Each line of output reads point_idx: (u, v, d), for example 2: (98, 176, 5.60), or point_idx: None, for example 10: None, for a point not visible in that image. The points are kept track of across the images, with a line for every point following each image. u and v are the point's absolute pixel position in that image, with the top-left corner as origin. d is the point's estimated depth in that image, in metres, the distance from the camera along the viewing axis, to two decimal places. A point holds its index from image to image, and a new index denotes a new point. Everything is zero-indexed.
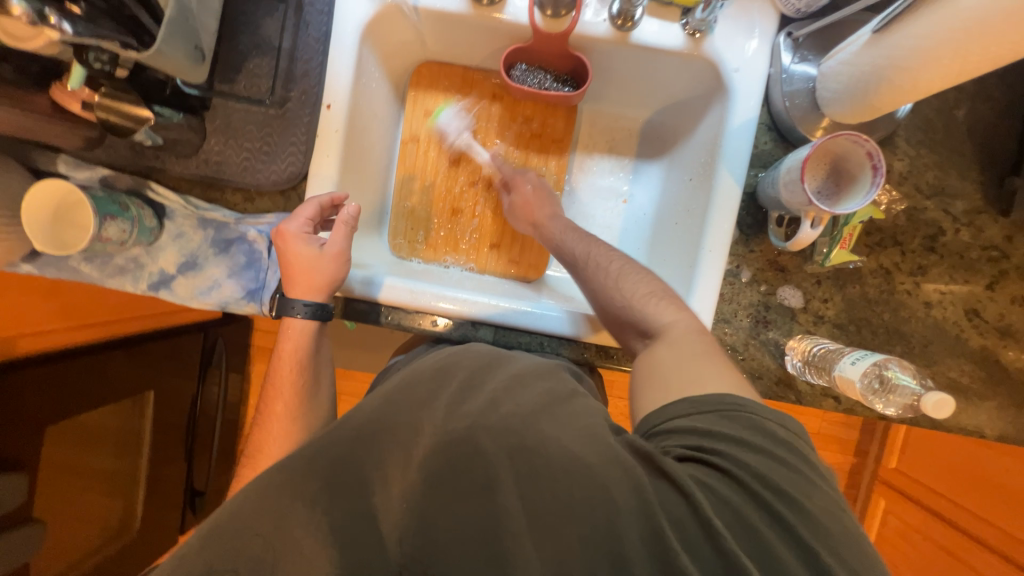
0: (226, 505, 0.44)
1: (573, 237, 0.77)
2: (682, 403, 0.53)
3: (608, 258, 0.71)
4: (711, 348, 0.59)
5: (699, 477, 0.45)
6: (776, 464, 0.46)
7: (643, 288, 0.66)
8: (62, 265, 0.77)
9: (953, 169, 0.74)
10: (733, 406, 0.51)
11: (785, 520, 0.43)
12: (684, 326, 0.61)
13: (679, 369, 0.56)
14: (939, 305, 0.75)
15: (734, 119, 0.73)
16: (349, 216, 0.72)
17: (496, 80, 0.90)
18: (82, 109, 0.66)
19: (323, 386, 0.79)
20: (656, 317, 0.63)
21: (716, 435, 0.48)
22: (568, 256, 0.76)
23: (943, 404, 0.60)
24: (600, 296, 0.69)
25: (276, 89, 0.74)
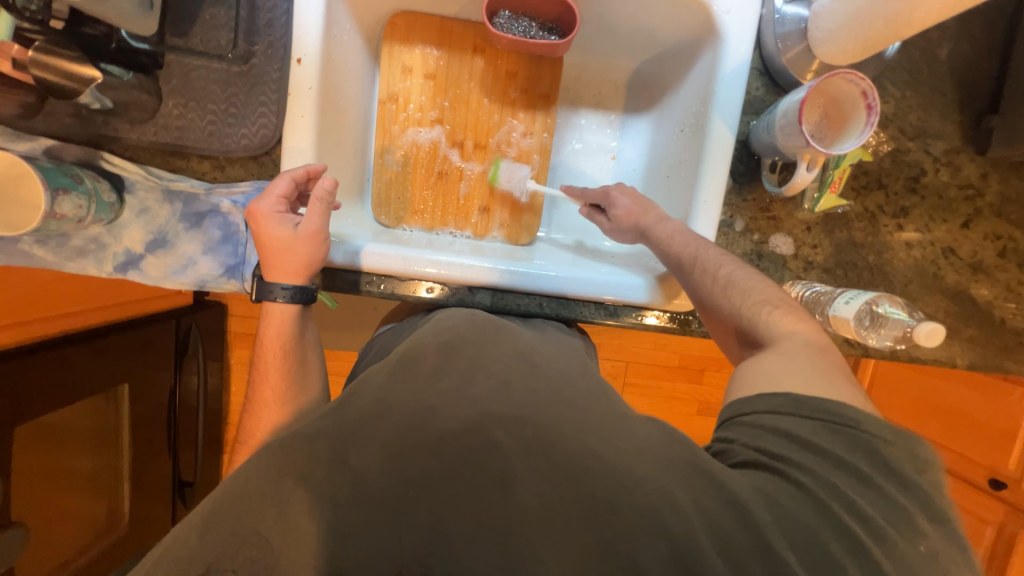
0: (223, 487, 0.41)
1: (679, 237, 0.69)
2: (777, 399, 0.50)
3: (717, 261, 0.64)
4: (838, 365, 0.53)
5: (762, 487, 0.43)
6: (862, 487, 0.42)
7: (756, 295, 0.61)
8: (10, 250, 0.69)
9: (934, 110, 0.75)
10: (837, 421, 0.46)
11: (864, 546, 0.39)
12: (803, 340, 0.56)
13: (792, 373, 0.51)
14: (919, 246, 0.77)
15: (727, 64, 0.71)
16: (324, 191, 0.65)
17: (476, 30, 0.85)
18: (14, 69, 0.58)
19: (313, 371, 0.71)
20: (772, 326, 0.58)
21: (806, 447, 0.45)
22: (670, 258, 0.68)
23: (934, 332, 0.62)
24: (708, 303, 0.64)
25: (238, 43, 0.67)
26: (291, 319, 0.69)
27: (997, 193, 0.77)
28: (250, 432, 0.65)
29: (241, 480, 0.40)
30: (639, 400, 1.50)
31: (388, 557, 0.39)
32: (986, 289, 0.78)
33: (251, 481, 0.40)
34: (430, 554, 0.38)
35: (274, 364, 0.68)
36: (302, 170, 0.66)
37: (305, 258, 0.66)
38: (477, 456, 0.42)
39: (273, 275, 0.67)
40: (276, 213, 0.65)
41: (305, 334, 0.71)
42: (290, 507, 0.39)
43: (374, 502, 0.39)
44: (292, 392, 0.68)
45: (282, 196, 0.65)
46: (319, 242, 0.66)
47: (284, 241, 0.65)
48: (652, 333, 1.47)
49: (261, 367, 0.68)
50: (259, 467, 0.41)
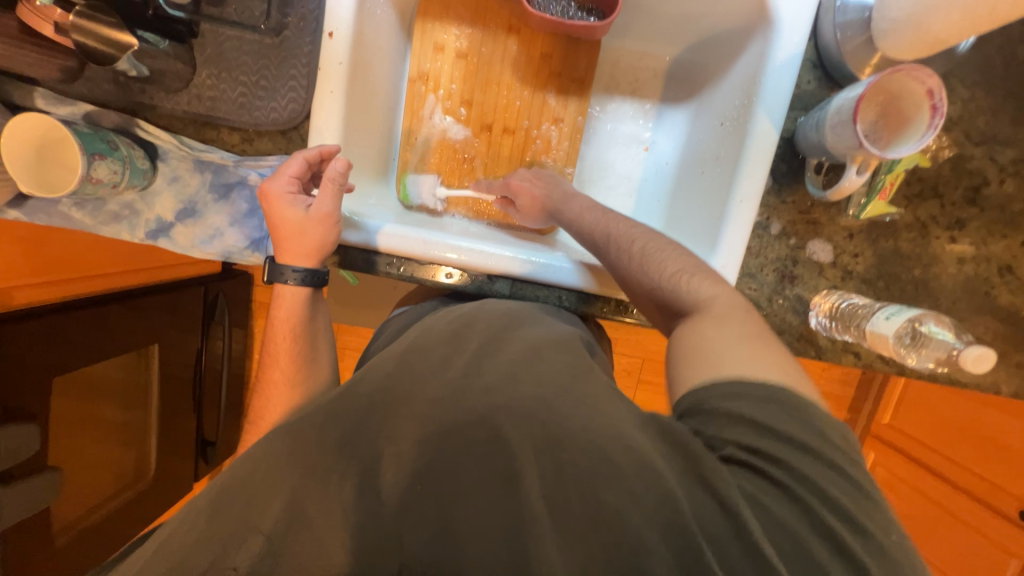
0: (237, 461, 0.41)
1: (591, 214, 0.69)
2: (729, 383, 0.46)
3: (631, 235, 0.63)
4: (756, 327, 0.51)
5: (748, 489, 0.41)
6: (837, 478, 0.41)
7: (673, 265, 0.58)
8: (51, 211, 0.72)
9: (1006, 114, 0.69)
10: (791, 399, 0.44)
11: (846, 546, 0.38)
12: (726, 303, 0.54)
13: (721, 351, 0.48)
14: (973, 261, 0.72)
15: (778, 55, 0.67)
16: (337, 171, 0.64)
17: (513, 9, 0.82)
18: (55, 33, 0.58)
19: (323, 352, 0.73)
20: (696, 294, 0.55)
21: (774, 435, 0.42)
22: (586, 237, 0.67)
23: (983, 358, 0.58)
24: (630, 280, 0.61)
25: (271, 14, 0.66)
26: (302, 303, 0.70)
27: None
28: (263, 413, 0.67)
29: (252, 461, 0.41)
30: (653, 399, 1.48)
31: (391, 555, 0.39)
32: None
33: (261, 462, 0.41)
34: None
35: (285, 347, 0.69)
36: (315, 150, 0.66)
37: (317, 242, 0.66)
38: (484, 447, 0.41)
39: (284, 258, 0.67)
40: (287, 194, 0.65)
41: (316, 318, 0.72)
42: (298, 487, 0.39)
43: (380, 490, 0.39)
44: (303, 374, 0.69)
45: (294, 176, 0.65)
46: (330, 226, 0.66)
47: (294, 223, 0.65)
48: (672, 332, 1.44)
49: (272, 349, 0.69)
50: (270, 448, 0.41)
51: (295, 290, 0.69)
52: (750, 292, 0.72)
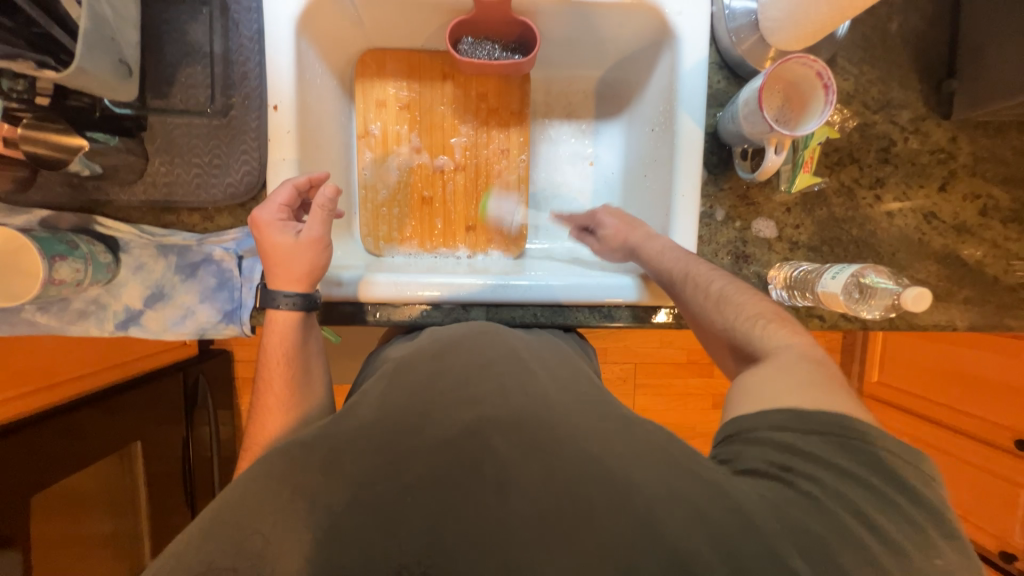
0: (216, 508, 0.40)
1: (668, 253, 0.70)
2: (782, 417, 0.47)
3: (710, 277, 0.66)
4: (832, 374, 0.53)
5: (769, 495, 0.41)
6: (865, 494, 0.41)
7: (750, 308, 0.62)
8: (14, 320, 0.71)
9: (894, 81, 0.77)
10: (841, 436, 0.45)
11: (874, 555, 0.38)
12: (800, 351, 0.56)
13: (803, 391, 0.49)
14: (900, 214, 0.78)
15: (686, 62, 0.74)
16: (325, 198, 0.66)
17: (444, 58, 0.89)
18: (5, 147, 0.59)
19: (316, 380, 0.71)
20: (765, 341, 0.58)
21: (815, 461, 0.43)
22: (662, 274, 0.69)
23: (921, 296, 0.62)
24: (700, 318, 0.65)
25: (216, 97, 0.70)
26: (292, 328, 0.68)
27: (969, 153, 0.78)
28: (254, 439, 0.65)
29: (241, 486, 0.42)
30: (653, 400, 1.50)
31: (388, 557, 0.37)
32: (974, 249, 0.79)
33: (251, 486, 0.41)
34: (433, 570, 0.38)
35: (278, 372, 0.68)
36: (307, 176, 0.69)
37: (310, 264, 0.67)
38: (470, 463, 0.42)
39: (271, 281, 0.67)
40: (280, 220, 0.66)
41: (307, 341, 0.71)
42: (283, 535, 0.38)
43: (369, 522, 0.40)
44: (296, 399, 0.68)
45: (284, 199, 0.67)
46: (321, 245, 0.67)
47: (287, 248, 0.66)
48: (657, 331, 1.47)
49: (264, 370, 0.68)
50: (258, 469, 0.42)
51: (283, 315, 0.68)
52: None
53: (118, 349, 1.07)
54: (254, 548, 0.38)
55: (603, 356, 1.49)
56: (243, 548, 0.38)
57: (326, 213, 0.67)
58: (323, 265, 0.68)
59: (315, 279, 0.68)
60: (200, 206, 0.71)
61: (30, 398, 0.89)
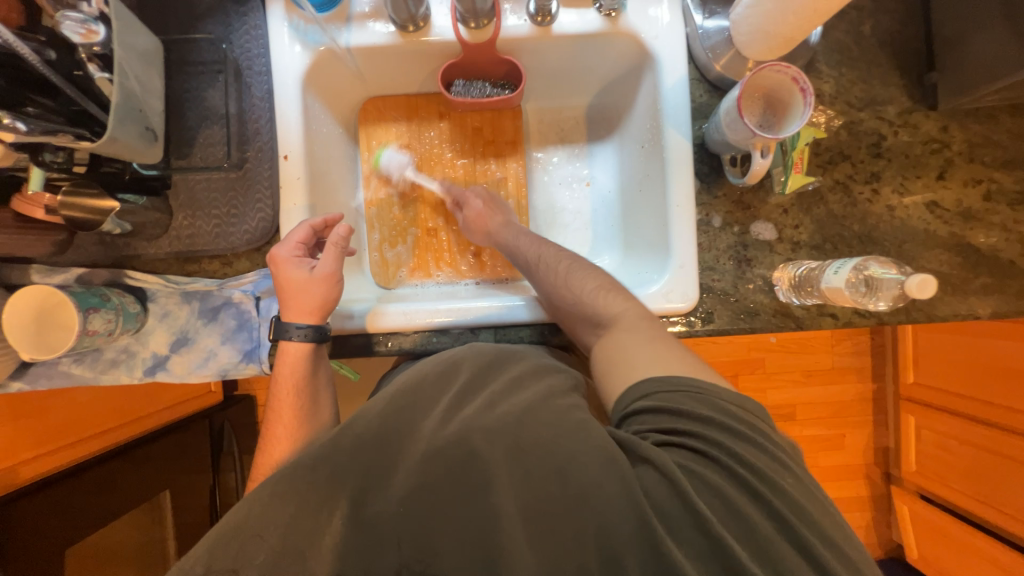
0: (227, 519, 0.41)
1: (524, 242, 0.81)
2: (637, 388, 0.53)
3: (556, 257, 0.76)
4: (660, 332, 0.62)
5: (682, 461, 0.45)
6: (755, 449, 0.45)
7: (592, 282, 0.70)
8: (52, 373, 0.75)
9: (874, 79, 0.79)
10: (699, 389, 0.50)
11: (772, 504, 0.42)
12: (632, 314, 0.65)
13: (634, 350, 0.58)
14: (901, 207, 0.78)
15: (667, 81, 0.78)
16: (339, 237, 0.72)
17: (439, 99, 0.94)
18: (47, 213, 0.66)
19: (324, 406, 0.73)
20: (607, 309, 0.67)
21: (689, 418, 0.48)
22: (521, 259, 0.80)
23: (926, 284, 0.61)
24: (554, 298, 0.72)
25: (232, 153, 0.76)
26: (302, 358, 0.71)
27: (963, 141, 0.78)
28: (262, 467, 0.67)
29: (250, 502, 0.42)
30: None
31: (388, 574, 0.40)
32: (985, 234, 0.77)
33: (257, 509, 0.41)
34: None
35: (288, 401, 0.69)
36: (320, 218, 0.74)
37: (323, 298, 0.70)
38: (468, 477, 0.43)
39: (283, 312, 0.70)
40: (292, 259, 0.70)
41: (316, 371, 0.73)
42: (288, 562, 0.40)
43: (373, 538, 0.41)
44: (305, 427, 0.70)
45: (296, 238, 0.71)
46: (335, 279, 0.71)
47: (302, 283, 0.69)
48: None
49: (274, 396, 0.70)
50: (268, 488, 0.42)
51: (292, 346, 0.71)
52: (715, 283, 0.77)
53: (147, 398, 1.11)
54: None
55: None
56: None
57: (336, 248, 0.72)
58: (335, 296, 0.72)
59: (330, 307, 0.72)
60: (221, 253, 0.76)
61: (63, 452, 0.93)
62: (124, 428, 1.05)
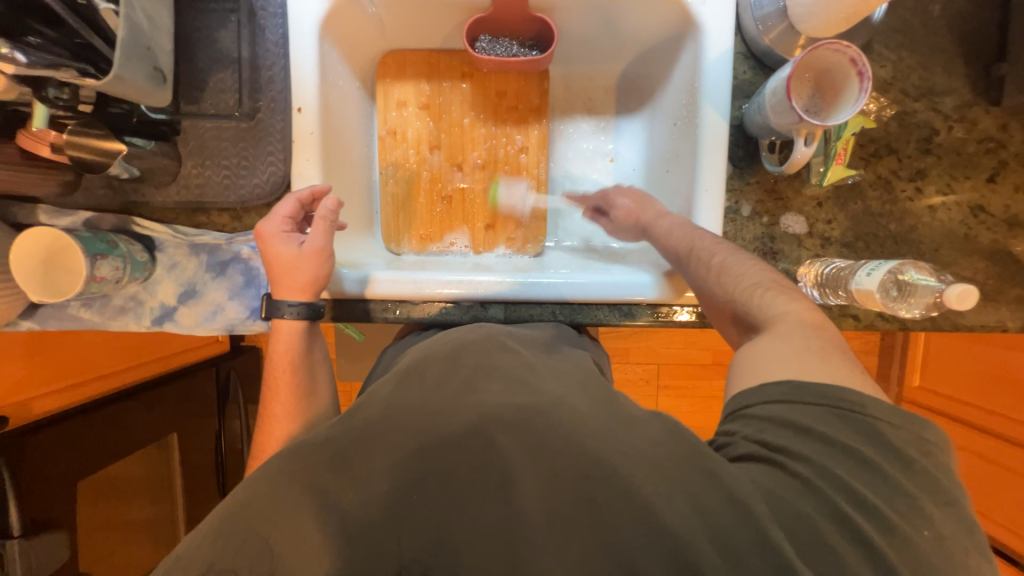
0: (231, 499, 0.41)
1: (676, 229, 0.70)
2: (780, 388, 0.48)
3: (711, 249, 0.65)
4: (832, 345, 0.53)
5: (765, 479, 0.42)
6: (866, 480, 0.41)
7: (751, 278, 0.60)
8: (61, 315, 0.75)
9: (936, 66, 0.73)
10: (845, 408, 0.45)
11: (862, 533, 0.38)
12: (799, 319, 0.55)
13: (796, 358, 0.50)
14: (943, 208, 0.73)
15: (710, 54, 0.72)
16: (327, 210, 0.68)
17: (462, 57, 0.89)
18: (53, 152, 0.64)
19: (321, 383, 0.73)
20: (766, 308, 0.58)
21: (807, 437, 0.44)
22: (669, 250, 0.69)
23: (967, 294, 0.59)
24: (704, 291, 0.64)
25: (243, 101, 0.72)
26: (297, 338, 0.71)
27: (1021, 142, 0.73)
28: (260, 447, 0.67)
29: (248, 489, 0.41)
30: (677, 402, 1.48)
31: (389, 556, 0.39)
32: None
33: (255, 494, 0.40)
34: (435, 555, 0.38)
35: (284, 379, 0.69)
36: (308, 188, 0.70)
37: (312, 276, 0.68)
38: (474, 460, 0.42)
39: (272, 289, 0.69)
40: (278, 235, 0.68)
41: (312, 352, 0.73)
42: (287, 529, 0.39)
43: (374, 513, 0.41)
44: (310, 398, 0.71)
45: (285, 211, 0.69)
46: (324, 257, 0.68)
47: (289, 261, 0.67)
48: (680, 333, 1.46)
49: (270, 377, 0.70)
50: (266, 474, 0.41)
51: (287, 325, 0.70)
52: None
53: (155, 343, 1.13)
54: (259, 549, 0.38)
55: (626, 356, 1.48)
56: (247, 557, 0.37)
57: (324, 224, 0.68)
58: (325, 272, 0.69)
59: (320, 284, 0.69)
60: (230, 207, 0.74)
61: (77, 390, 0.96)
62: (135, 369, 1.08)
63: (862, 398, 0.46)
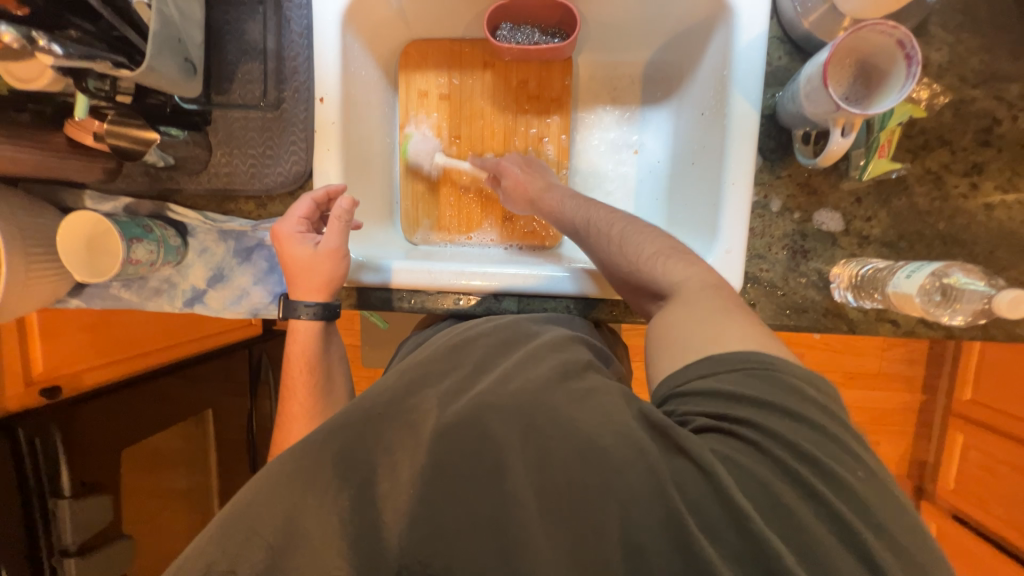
0: (236, 502, 0.42)
1: (570, 204, 0.74)
2: (706, 363, 0.47)
3: (610, 220, 0.68)
4: (731, 303, 0.54)
5: (722, 452, 0.41)
6: (812, 436, 0.41)
7: (649, 246, 0.62)
8: (104, 294, 0.81)
9: (1001, 50, 0.66)
10: (759, 364, 0.46)
11: (824, 497, 0.38)
12: (698, 283, 0.57)
13: (700, 325, 0.51)
14: (1002, 206, 0.67)
15: (742, 39, 0.68)
16: (343, 210, 0.69)
17: (484, 46, 0.88)
18: (95, 140, 0.68)
19: (339, 384, 0.75)
20: (668, 274, 0.59)
21: (745, 402, 0.43)
22: (569, 226, 0.73)
23: (1019, 301, 0.54)
24: (610, 263, 0.65)
25: (269, 91, 0.74)
26: (314, 338, 0.73)
27: None
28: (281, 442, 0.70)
29: (254, 489, 0.42)
30: None
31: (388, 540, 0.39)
32: None
33: (261, 490, 0.42)
34: (431, 543, 0.39)
35: (301, 376, 0.71)
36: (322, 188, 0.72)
37: (330, 278, 0.70)
38: (473, 452, 0.42)
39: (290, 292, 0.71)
40: (295, 239, 0.70)
41: (326, 350, 0.74)
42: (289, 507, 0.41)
43: (373, 499, 0.41)
44: (327, 384, 0.73)
45: (300, 213, 0.71)
46: (342, 259, 0.70)
47: (307, 264, 0.69)
48: None
49: (288, 376, 0.72)
50: (271, 472, 0.43)
51: (303, 326, 0.72)
52: (763, 274, 0.70)
53: (202, 323, 1.16)
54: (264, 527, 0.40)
55: (647, 354, 1.44)
56: (256, 546, 0.39)
57: (340, 227, 0.70)
58: (343, 273, 0.71)
59: (336, 285, 0.71)
60: (255, 194, 0.77)
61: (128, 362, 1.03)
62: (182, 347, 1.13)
63: (772, 356, 0.47)
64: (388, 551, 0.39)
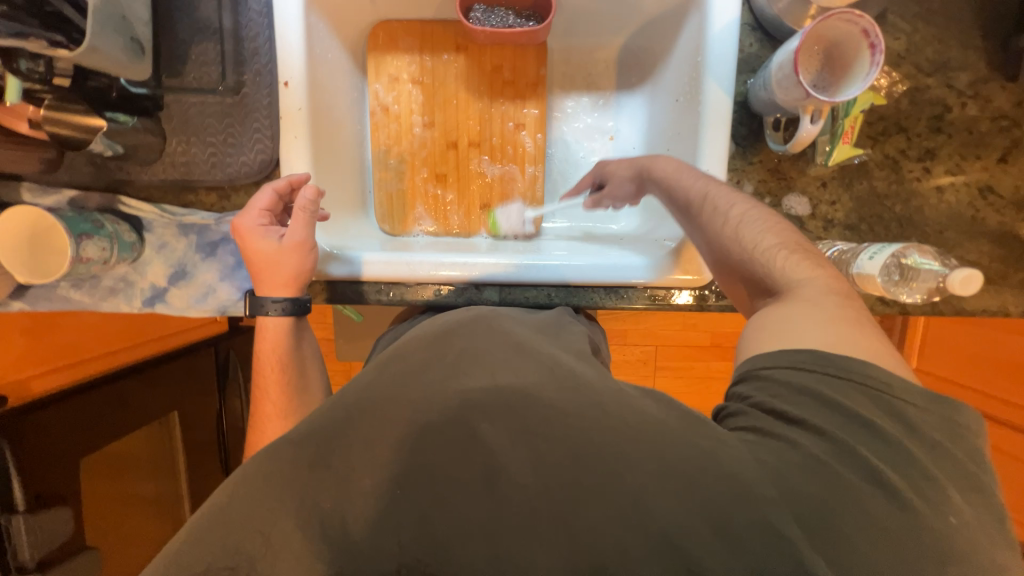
0: (217, 497, 0.41)
1: (686, 175, 0.65)
2: (797, 355, 0.46)
3: (728, 201, 0.61)
4: (860, 317, 0.49)
5: (773, 451, 0.40)
6: (884, 459, 0.39)
7: (772, 239, 0.57)
8: (51, 296, 0.75)
9: (952, 40, 0.69)
10: (866, 378, 0.43)
11: (874, 516, 0.37)
12: (823, 286, 0.52)
13: (821, 325, 0.47)
14: (951, 189, 0.71)
15: (715, 25, 0.68)
16: (308, 201, 0.65)
17: (456, 28, 0.85)
18: (31, 129, 0.62)
19: (314, 379, 0.73)
20: (788, 273, 0.54)
21: (821, 409, 0.42)
22: (676, 198, 0.65)
23: (970, 279, 0.58)
24: (718, 247, 0.60)
25: (227, 75, 0.69)
26: (285, 336, 0.70)
27: None
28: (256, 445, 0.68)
29: (231, 487, 0.41)
30: (673, 384, 1.48)
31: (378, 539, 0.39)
32: None
33: (240, 488, 0.41)
34: (422, 537, 0.39)
35: (273, 377, 0.69)
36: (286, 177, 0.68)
37: (295, 273, 0.67)
38: (462, 445, 0.41)
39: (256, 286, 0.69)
40: (258, 232, 0.66)
41: (297, 348, 0.72)
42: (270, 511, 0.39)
43: (359, 498, 0.40)
44: (304, 381, 0.71)
45: (263, 203, 0.67)
46: (308, 253, 0.67)
47: (271, 258, 0.66)
48: (680, 316, 1.45)
49: (258, 376, 0.70)
50: (249, 470, 0.41)
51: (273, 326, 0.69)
52: None
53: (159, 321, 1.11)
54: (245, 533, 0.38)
55: (623, 337, 1.48)
56: (236, 552, 0.38)
57: (303, 220, 0.66)
58: (309, 267, 0.68)
59: (303, 279, 0.68)
60: (217, 185, 0.72)
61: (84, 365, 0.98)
62: (142, 347, 1.08)
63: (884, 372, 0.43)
64: (378, 549, 0.39)
